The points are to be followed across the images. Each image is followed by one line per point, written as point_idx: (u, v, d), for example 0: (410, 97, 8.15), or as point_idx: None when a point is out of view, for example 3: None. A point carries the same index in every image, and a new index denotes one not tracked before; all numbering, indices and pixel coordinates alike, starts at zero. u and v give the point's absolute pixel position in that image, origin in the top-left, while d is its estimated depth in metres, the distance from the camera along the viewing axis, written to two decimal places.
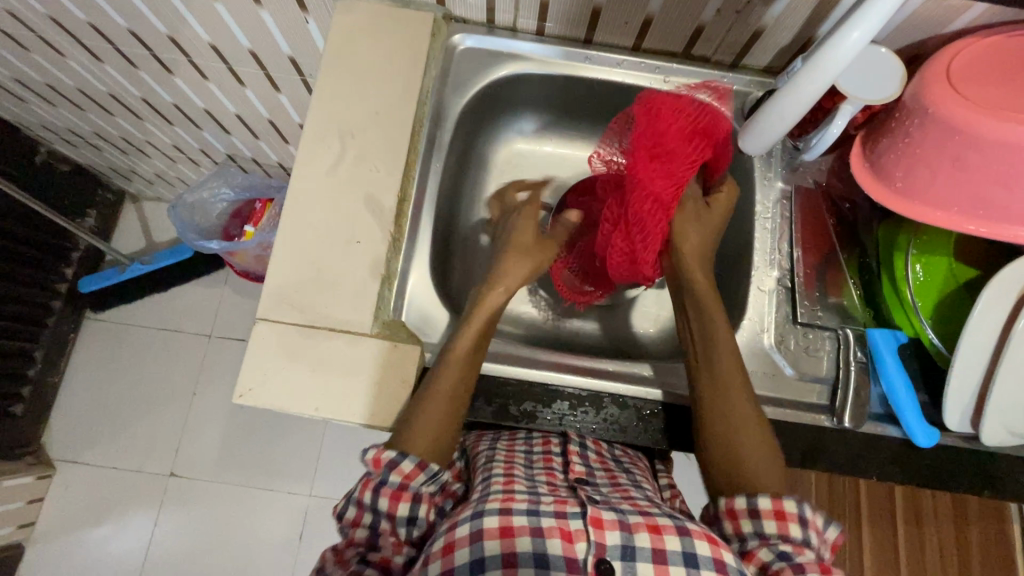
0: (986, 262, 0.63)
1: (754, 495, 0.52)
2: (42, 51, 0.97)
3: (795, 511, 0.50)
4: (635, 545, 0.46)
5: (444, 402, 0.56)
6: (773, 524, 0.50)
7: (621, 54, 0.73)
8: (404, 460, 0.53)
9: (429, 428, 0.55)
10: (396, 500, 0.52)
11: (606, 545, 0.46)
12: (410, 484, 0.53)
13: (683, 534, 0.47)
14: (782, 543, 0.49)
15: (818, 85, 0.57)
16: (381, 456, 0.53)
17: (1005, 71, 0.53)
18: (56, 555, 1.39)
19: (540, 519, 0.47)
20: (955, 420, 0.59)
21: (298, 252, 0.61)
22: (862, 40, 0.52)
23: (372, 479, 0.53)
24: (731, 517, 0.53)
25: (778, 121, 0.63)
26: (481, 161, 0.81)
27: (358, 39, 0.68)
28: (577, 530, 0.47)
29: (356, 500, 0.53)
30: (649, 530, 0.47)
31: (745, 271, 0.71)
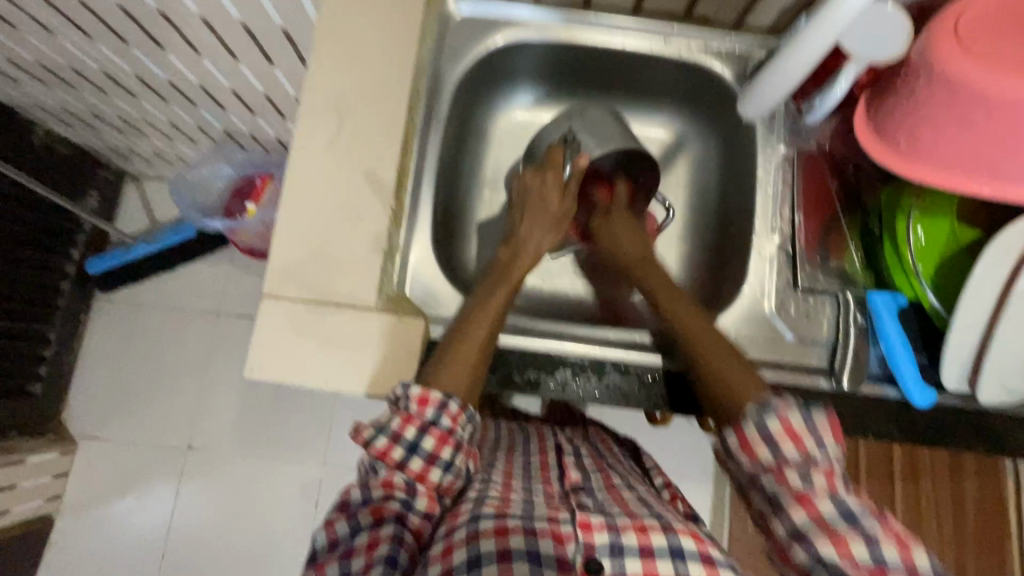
0: (988, 223, 0.63)
1: (728, 429, 0.52)
2: (31, 30, 0.95)
3: (808, 431, 0.48)
4: (622, 543, 0.46)
5: (473, 348, 0.58)
6: (790, 447, 0.48)
7: (620, 18, 0.72)
8: (451, 402, 0.54)
9: (462, 370, 0.57)
10: (441, 443, 0.53)
11: (595, 545, 0.46)
12: (457, 429, 0.54)
13: (668, 532, 0.48)
14: (795, 469, 0.47)
15: (820, 46, 0.57)
16: (431, 396, 0.54)
17: (1011, 27, 0.51)
18: (86, 525, 1.46)
19: (533, 523, 0.49)
20: (952, 380, 0.60)
21: (300, 228, 0.62)
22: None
23: (415, 415, 0.53)
24: (724, 454, 0.53)
25: (775, 88, 0.64)
26: (481, 131, 0.80)
27: (349, 7, 0.66)
28: (568, 533, 0.48)
29: (393, 432, 0.52)
30: (637, 532, 0.47)
31: (747, 238, 0.71)
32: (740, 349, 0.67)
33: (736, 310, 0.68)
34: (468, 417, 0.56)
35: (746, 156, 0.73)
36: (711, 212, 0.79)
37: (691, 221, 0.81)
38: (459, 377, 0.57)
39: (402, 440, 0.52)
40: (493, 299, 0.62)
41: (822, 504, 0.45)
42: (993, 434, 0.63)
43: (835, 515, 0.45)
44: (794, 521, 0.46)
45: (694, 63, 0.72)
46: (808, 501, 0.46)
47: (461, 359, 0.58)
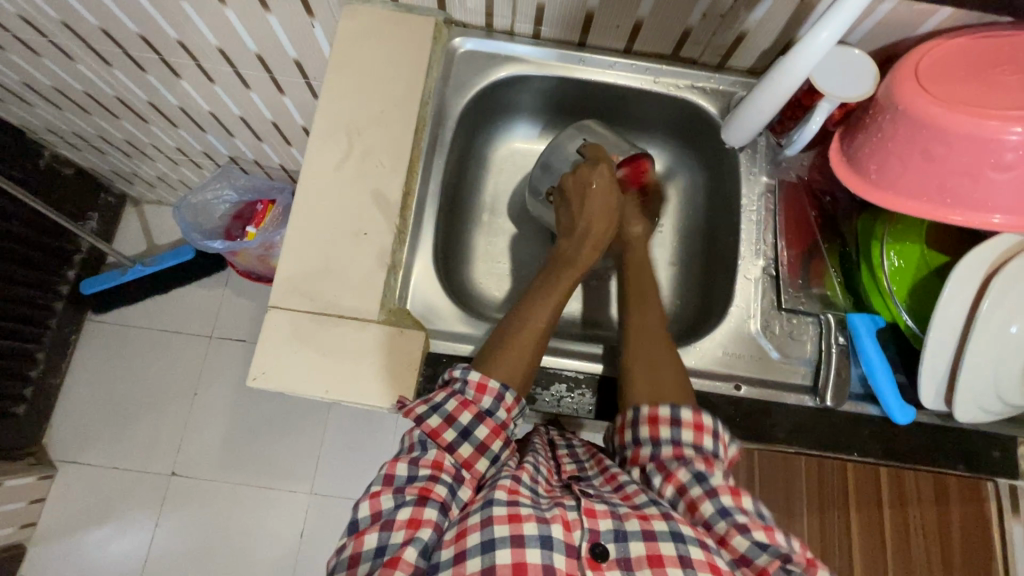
0: (956, 249, 0.67)
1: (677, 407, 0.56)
2: (51, 56, 0.99)
3: (711, 425, 0.55)
4: (626, 529, 0.50)
5: (533, 339, 0.61)
6: (690, 434, 0.55)
7: (613, 56, 0.77)
8: (507, 393, 0.57)
9: (519, 361, 0.60)
10: (494, 433, 0.56)
11: (600, 531, 0.50)
12: (508, 425, 0.57)
13: (669, 519, 0.50)
14: (695, 459, 0.53)
15: (793, 81, 0.62)
16: (489, 384, 0.57)
17: (965, 71, 0.57)
18: (60, 554, 1.41)
19: (543, 511, 0.50)
20: (930, 398, 0.62)
21: (308, 242, 0.65)
22: (831, 38, 0.57)
23: (472, 402, 0.57)
24: (650, 424, 0.56)
25: (757, 115, 0.68)
26: (480, 158, 0.85)
27: (362, 42, 0.71)
28: (575, 520, 0.51)
29: (447, 413, 0.56)
30: (640, 519, 0.50)
31: (732, 261, 0.74)
32: (729, 367, 0.69)
33: (723, 329, 0.71)
34: (520, 409, 0.59)
35: (730, 185, 0.78)
36: (699, 238, 0.83)
37: (680, 246, 0.84)
38: (517, 367, 0.59)
39: (455, 423, 0.55)
40: (541, 297, 0.65)
41: (744, 497, 0.51)
42: (972, 451, 0.65)
43: (750, 509, 0.50)
44: (721, 501, 0.50)
45: (683, 99, 0.78)
46: (737, 492, 0.51)
47: (518, 349, 0.60)
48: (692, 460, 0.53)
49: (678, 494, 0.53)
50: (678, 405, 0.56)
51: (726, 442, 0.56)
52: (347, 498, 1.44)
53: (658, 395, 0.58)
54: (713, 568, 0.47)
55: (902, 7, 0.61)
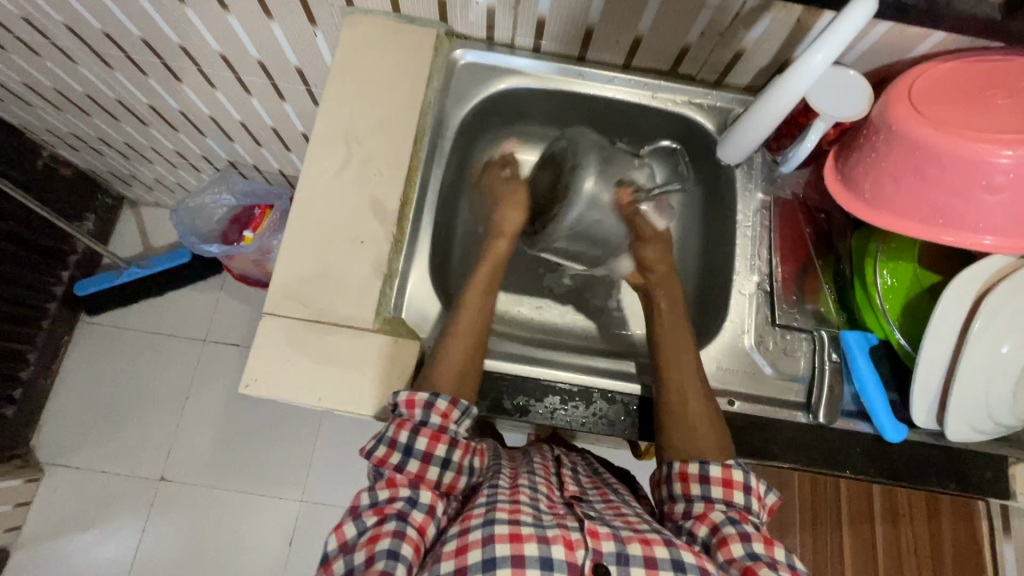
0: (948, 268, 0.68)
1: (705, 463, 0.58)
2: (54, 58, 1.00)
3: (741, 480, 0.58)
4: (628, 553, 0.49)
5: (461, 346, 0.62)
6: (719, 490, 0.57)
7: (612, 71, 0.78)
8: (439, 400, 0.58)
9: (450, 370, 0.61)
10: (433, 441, 0.56)
11: (603, 552, 0.49)
12: (449, 425, 0.57)
13: (670, 545, 0.51)
14: (727, 507, 0.56)
15: (790, 96, 0.62)
16: (416, 397, 0.57)
17: (957, 94, 0.58)
18: (44, 558, 1.38)
19: (545, 530, 0.50)
20: (922, 416, 0.63)
21: (304, 249, 0.65)
22: (826, 60, 0.57)
23: (406, 419, 0.57)
24: (681, 480, 0.59)
25: (753, 129, 0.68)
26: (479, 170, 0.85)
27: (364, 52, 0.72)
28: (577, 540, 0.50)
29: (389, 440, 0.56)
30: (642, 544, 0.50)
31: (727, 276, 0.75)
32: (723, 382, 0.69)
33: (718, 344, 0.71)
34: (462, 412, 0.58)
35: (725, 201, 0.78)
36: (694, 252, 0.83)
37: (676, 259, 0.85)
38: (454, 376, 0.60)
39: (397, 444, 0.56)
40: (467, 306, 0.66)
41: (775, 546, 0.52)
42: (963, 473, 0.65)
43: (783, 558, 0.52)
44: (751, 547, 0.52)
45: (680, 115, 0.78)
46: (770, 541, 0.53)
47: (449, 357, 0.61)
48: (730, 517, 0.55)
49: (710, 536, 0.55)
50: (707, 461, 0.59)
51: (759, 488, 0.58)
52: (338, 506, 1.43)
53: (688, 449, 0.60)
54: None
55: (896, 30, 0.62)
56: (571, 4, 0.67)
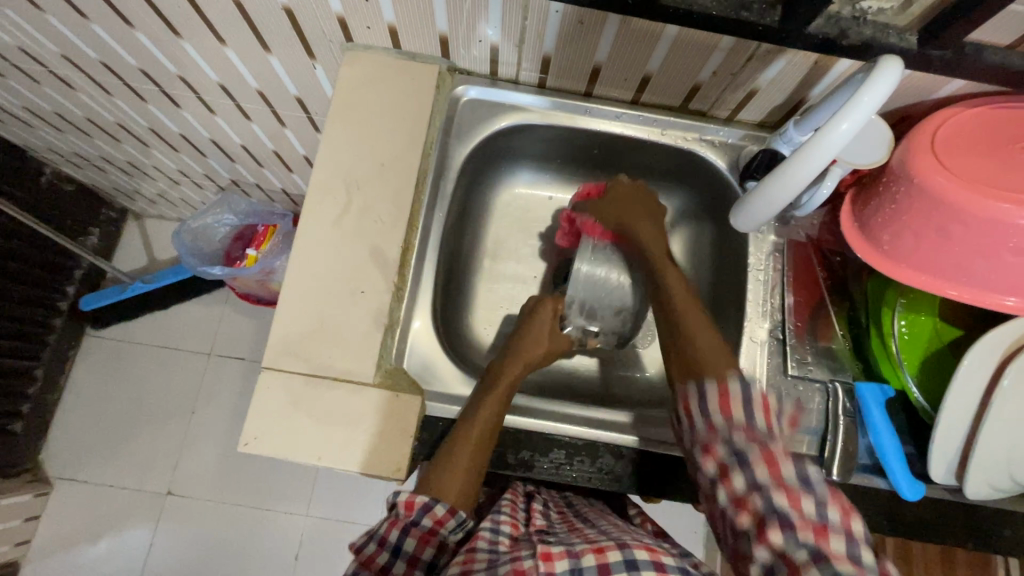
0: (967, 320, 0.66)
1: (703, 381, 0.55)
2: (52, 84, 0.98)
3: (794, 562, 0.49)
4: (581, 568, 0.47)
5: (470, 451, 0.59)
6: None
7: (620, 107, 0.75)
8: (437, 505, 0.55)
9: (454, 478, 0.57)
10: (423, 543, 0.54)
11: (555, 574, 0.46)
12: (441, 529, 0.55)
13: (625, 548, 0.48)
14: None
15: (812, 170, 0.55)
16: (415, 499, 0.55)
17: (984, 145, 0.55)
18: (54, 571, 1.40)
19: (498, 572, 0.47)
20: (941, 473, 0.60)
21: (305, 299, 0.63)
22: (851, 130, 0.51)
23: (400, 517, 0.55)
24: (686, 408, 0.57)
25: (768, 206, 0.60)
26: (483, 205, 0.83)
27: (364, 92, 0.70)
28: (530, 566, 0.47)
29: (379, 537, 0.54)
30: (595, 553, 0.48)
31: (738, 321, 0.73)
32: None
33: None
34: (458, 521, 0.56)
35: (737, 242, 0.76)
36: (704, 293, 0.81)
37: None
38: (459, 481, 0.57)
39: (386, 545, 0.54)
40: (480, 414, 0.61)
41: (780, 466, 0.48)
42: (982, 533, 0.63)
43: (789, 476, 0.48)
44: (772, 500, 0.47)
45: (691, 151, 0.76)
46: (773, 461, 0.49)
47: (456, 466, 0.58)
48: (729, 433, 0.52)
49: (754, 527, 0.48)
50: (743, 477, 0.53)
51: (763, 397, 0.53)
52: (344, 522, 1.43)
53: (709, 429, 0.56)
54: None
55: (918, 75, 0.59)
56: (578, 45, 0.65)
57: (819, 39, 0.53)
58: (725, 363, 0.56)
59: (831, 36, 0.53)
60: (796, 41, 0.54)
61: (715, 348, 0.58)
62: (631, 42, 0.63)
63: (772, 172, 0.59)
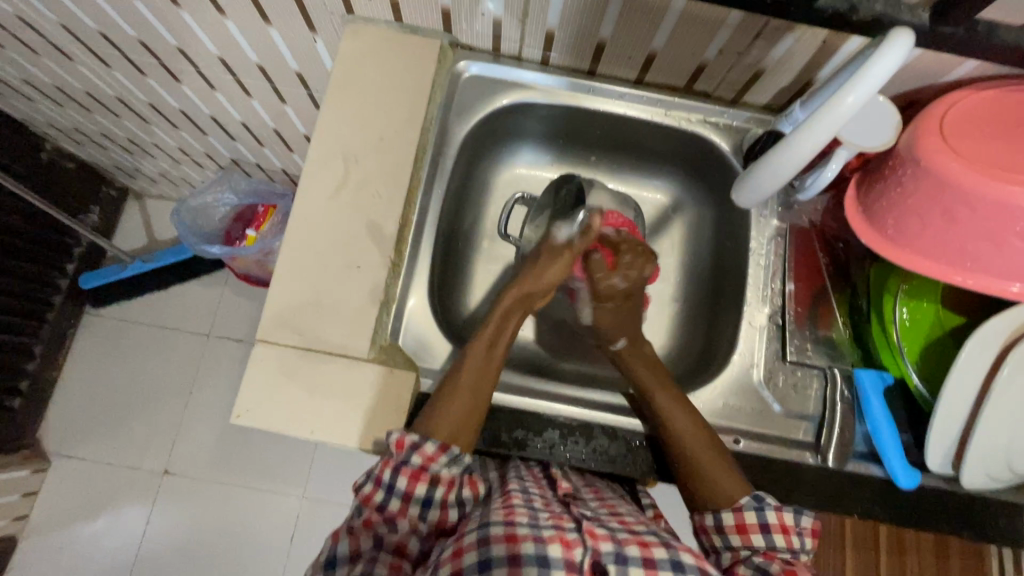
0: (970, 308, 0.65)
1: (719, 513, 0.57)
2: (52, 56, 0.97)
3: (756, 521, 0.55)
4: (626, 553, 0.51)
5: (465, 394, 0.60)
6: (737, 537, 0.56)
7: (624, 87, 0.74)
8: (427, 443, 0.56)
9: (450, 417, 0.58)
10: (414, 480, 0.54)
11: (602, 552, 0.50)
12: (432, 466, 0.55)
13: (669, 546, 0.52)
14: (756, 556, 0.54)
15: (815, 145, 0.55)
16: (405, 439, 0.55)
17: (994, 128, 0.54)
18: (52, 547, 1.41)
19: (540, 530, 0.51)
20: (936, 462, 0.60)
21: (301, 273, 0.63)
22: (856, 104, 0.50)
23: (392, 458, 0.55)
24: (705, 532, 0.58)
25: (772, 180, 0.60)
26: (484, 185, 0.83)
27: (363, 64, 0.69)
28: (574, 539, 0.51)
29: (376, 477, 0.55)
30: (640, 546, 0.52)
31: (738, 305, 0.72)
32: (728, 418, 0.67)
33: (725, 379, 0.69)
34: (450, 456, 0.56)
35: (739, 227, 0.75)
36: (705, 278, 0.80)
37: (686, 284, 0.82)
38: (451, 422, 0.58)
39: (382, 483, 0.55)
40: (471, 359, 0.62)
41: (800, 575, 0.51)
42: (979, 522, 0.63)
43: None
44: None
45: (695, 133, 0.75)
46: (794, 574, 0.51)
47: (453, 399, 0.59)
48: (752, 558, 0.54)
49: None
50: (720, 508, 0.57)
51: (781, 520, 0.55)
52: (340, 504, 1.43)
53: (709, 493, 0.58)
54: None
55: (929, 55, 0.58)
56: (582, 20, 0.64)
57: (829, 13, 0.52)
58: (736, 484, 0.58)
59: (840, 11, 0.52)
60: (804, 16, 0.53)
61: (724, 473, 0.58)
62: (635, 18, 0.62)
63: (775, 146, 0.59)
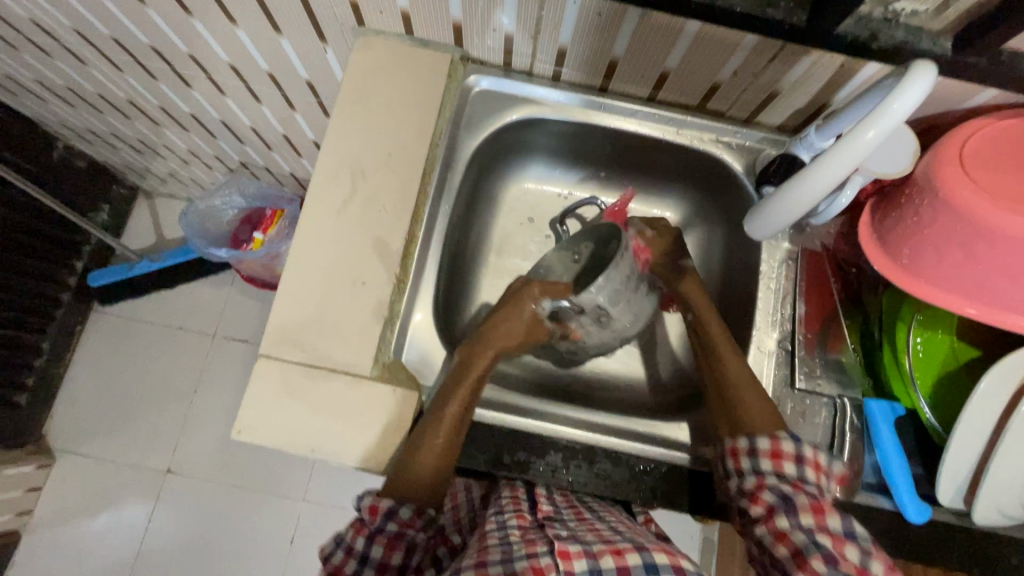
0: (985, 340, 0.64)
1: (754, 436, 0.57)
2: (64, 58, 0.97)
3: (791, 451, 0.56)
4: (601, 568, 0.48)
5: (443, 435, 0.58)
6: (768, 462, 0.56)
7: (636, 104, 0.73)
8: (401, 509, 0.54)
9: (428, 459, 0.57)
10: (390, 548, 0.53)
11: (575, 573, 0.48)
12: (408, 530, 0.54)
13: (642, 551, 0.50)
14: (782, 484, 0.55)
15: (833, 178, 0.53)
16: (380, 505, 0.54)
17: (1015, 160, 0.53)
18: (54, 542, 1.42)
19: (512, 563, 0.49)
20: (947, 496, 0.58)
21: (306, 289, 0.62)
22: (877, 139, 0.49)
23: (365, 524, 0.54)
24: (733, 455, 0.58)
25: (787, 212, 0.59)
26: (491, 199, 0.82)
27: (373, 78, 0.68)
28: (547, 564, 0.49)
29: (347, 544, 0.54)
30: (614, 556, 0.50)
31: (747, 329, 0.71)
32: None
33: None
34: (425, 519, 0.56)
35: (749, 249, 0.74)
36: (713, 298, 0.79)
37: (693, 302, 0.81)
38: (427, 467, 0.57)
39: (354, 552, 0.53)
40: (449, 407, 0.60)
41: (825, 514, 0.52)
42: (989, 560, 0.61)
43: (834, 526, 0.51)
44: (815, 537, 0.51)
45: (706, 153, 0.74)
46: (820, 511, 0.52)
47: (430, 446, 0.57)
48: (784, 488, 0.54)
49: (793, 558, 0.51)
50: (754, 434, 0.58)
51: (814, 456, 0.56)
52: (339, 508, 1.43)
53: (736, 425, 0.60)
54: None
55: (949, 83, 0.57)
56: (595, 38, 0.63)
57: (847, 40, 0.51)
58: (774, 420, 0.59)
59: (860, 38, 0.51)
60: (822, 42, 0.52)
61: (765, 404, 0.60)
62: (649, 38, 0.61)
63: (791, 178, 0.57)
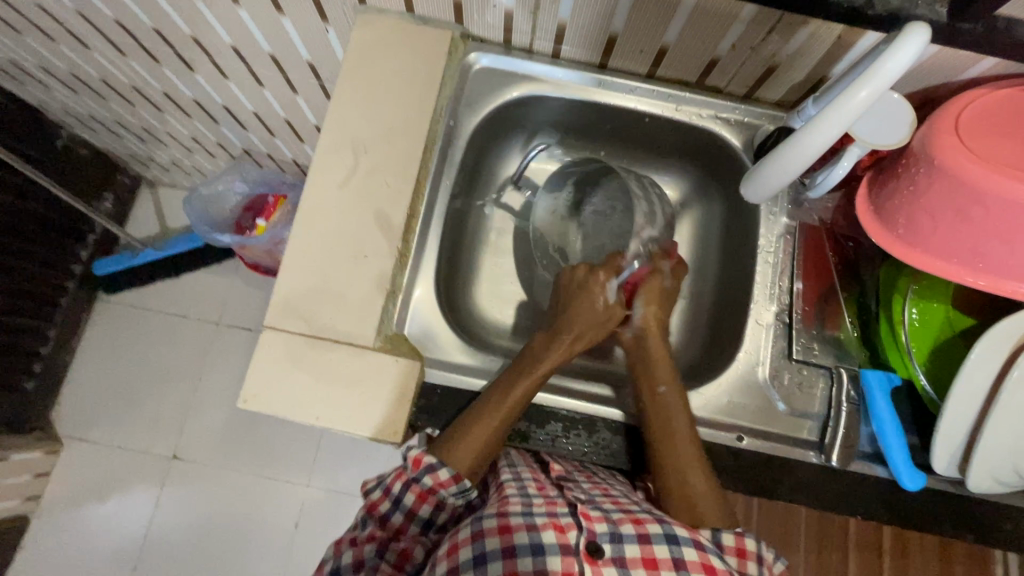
0: (981, 310, 0.64)
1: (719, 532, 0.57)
2: (68, 43, 0.98)
3: (754, 551, 0.57)
4: (621, 532, 0.53)
5: (495, 428, 0.59)
6: (734, 560, 0.57)
7: (635, 80, 0.74)
8: (441, 468, 0.58)
9: (473, 445, 0.59)
10: (421, 499, 0.59)
11: (596, 532, 0.53)
12: (440, 490, 0.58)
13: (662, 523, 0.55)
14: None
15: (826, 140, 0.54)
16: (422, 458, 0.58)
17: (1010, 127, 0.53)
18: (62, 527, 1.43)
19: (534, 518, 0.54)
20: (942, 464, 0.59)
21: (311, 261, 0.63)
22: (869, 100, 0.49)
23: (404, 472, 0.59)
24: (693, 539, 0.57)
25: (782, 175, 0.60)
26: (492, 178, 0.83)
27: (374, 54, 0.69)
28: (568, 523, 0.54)
29: (386, 486, 0.60)
30: (634, 524, 0.54)
31: (745, 303, 0.72)
32: (731, 416, 0.67)
33: (730, 377, 0.69)
34: (459, 487, 0.58)
35: (748, 224, 0.75)
36: (712, 275, 0.80)
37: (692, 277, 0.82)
38: (469, 453, 0.59)
39: (390, 493, 0.59)
40: (508, 402, 0.60)
41: None
42: (980, 527, 0.62)
43: None
44: None
45: (705, 129, 0.74)
46: None
47: (476, 437, 0.59)
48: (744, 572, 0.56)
49: None
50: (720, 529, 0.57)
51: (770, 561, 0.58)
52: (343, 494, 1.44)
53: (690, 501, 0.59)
54: (707, 568, 0.52)
55: (945, 53, 0.57)
56: (594, 13, 0.63)
57: (844, 7, 0.51)
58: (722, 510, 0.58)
59: (856, 6, 0.51)
60: (819, 10, 0.52)
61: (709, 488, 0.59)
62: (648, 13, 0.61)
63: (785, 141, 0.58)
